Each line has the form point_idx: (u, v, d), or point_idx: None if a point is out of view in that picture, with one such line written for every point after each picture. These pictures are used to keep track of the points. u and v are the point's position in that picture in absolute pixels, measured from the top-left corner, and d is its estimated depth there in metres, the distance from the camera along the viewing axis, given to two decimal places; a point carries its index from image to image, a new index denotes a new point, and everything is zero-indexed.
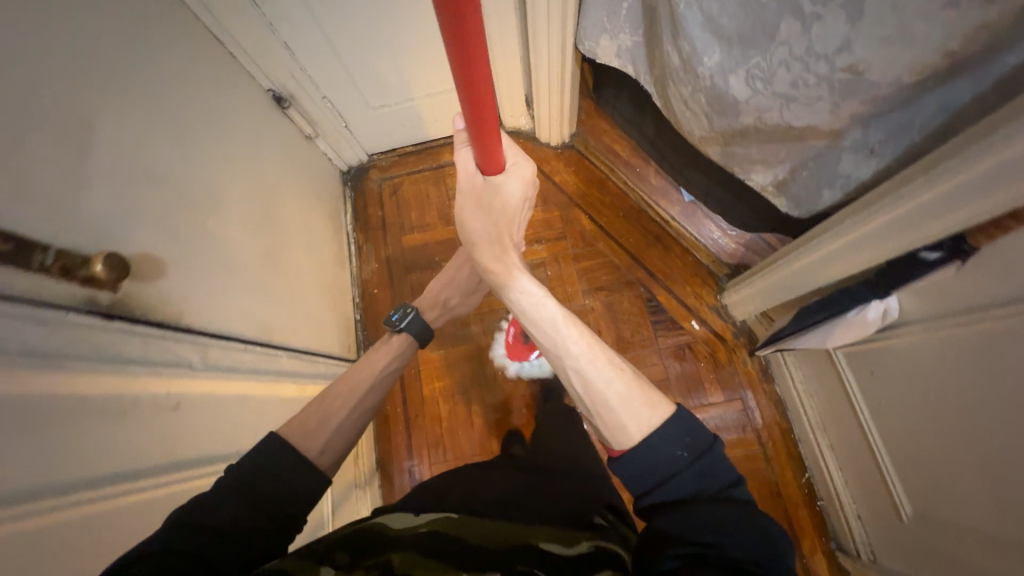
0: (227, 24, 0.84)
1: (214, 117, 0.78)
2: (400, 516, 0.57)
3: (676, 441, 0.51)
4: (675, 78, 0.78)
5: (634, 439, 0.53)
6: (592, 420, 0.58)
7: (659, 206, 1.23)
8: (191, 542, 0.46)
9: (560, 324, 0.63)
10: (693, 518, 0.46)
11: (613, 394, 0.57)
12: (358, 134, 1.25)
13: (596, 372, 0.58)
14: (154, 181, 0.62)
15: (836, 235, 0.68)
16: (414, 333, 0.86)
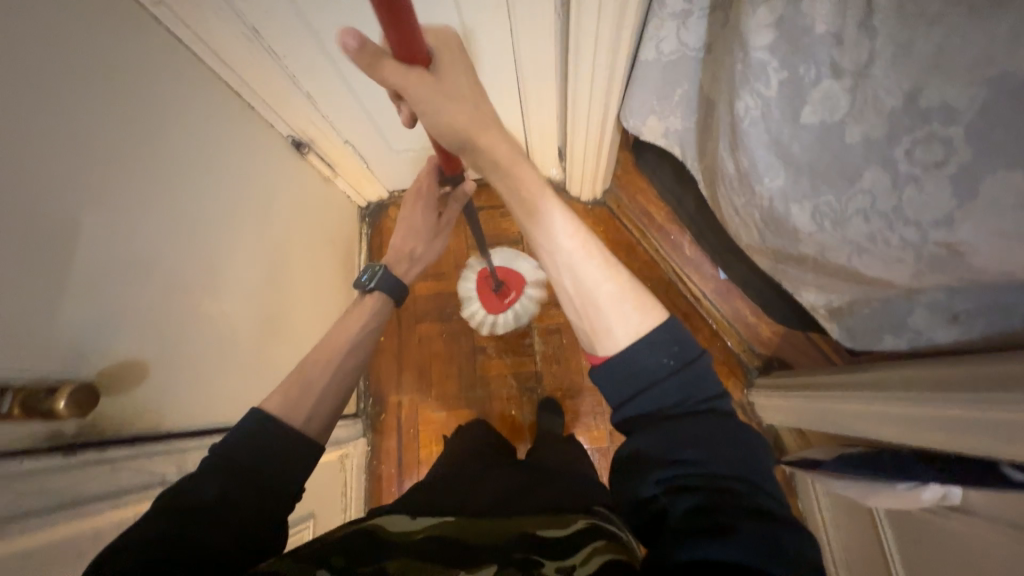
0: (246, 76, 0.78)
1: (222, 180, 0.74)
2: (398, 519, 0.51)
3: (664, 350, 0.46)
4: (727, 183, 0.69)
5: (620, 344, 0.48)
6: (577, 323, 0.53)
7: (691, 280, 1.14)
8: (166, 524, 0.43)
9: (557, 226, 0.54)
10: (679, 432, 0.42)
11: (606, 298, 0.51)
12: (380, 174, 1.19)
13: (589, 272, 0.52)
14: (144, 273, 0.58)
15: (898, 402, 0.59)
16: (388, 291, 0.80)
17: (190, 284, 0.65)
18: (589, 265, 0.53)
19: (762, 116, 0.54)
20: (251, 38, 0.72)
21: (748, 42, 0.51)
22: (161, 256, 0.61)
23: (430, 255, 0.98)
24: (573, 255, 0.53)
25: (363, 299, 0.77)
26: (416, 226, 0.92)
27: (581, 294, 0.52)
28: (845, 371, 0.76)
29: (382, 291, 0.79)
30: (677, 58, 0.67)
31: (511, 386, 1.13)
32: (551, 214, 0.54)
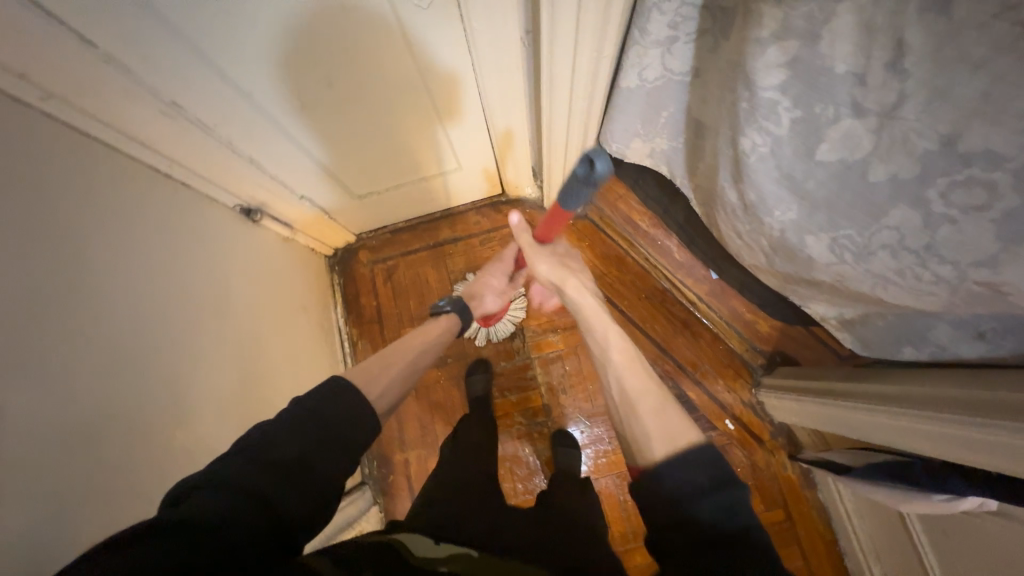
0: (174, 155, 0.67)
1: (167, 283, 0.64)
2: (417, 540, 0.47)
3: (700, 466, 0.44)
4: (728, 210, 0.65)
5: (656, 456, 0.47)
6: (623, 434, 0.55)
7: (684, 285, 1.12)
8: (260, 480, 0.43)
9: (612, 344, 0.66)
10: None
11: (647, 405, 0.55)
12: (342, 220, 1.10)
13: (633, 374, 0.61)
14: (87, 431, 0.49)
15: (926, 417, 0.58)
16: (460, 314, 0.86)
17: (142, 423, 0.56)
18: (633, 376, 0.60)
19: (771, 153, 0.50)
20: (172, 113, 0.62)
21: (754, 79, 0.46)
22: (107, 403, 0.51)
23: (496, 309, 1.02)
24: (620, 364, 0.63)
25: (438, 320, 0.84)
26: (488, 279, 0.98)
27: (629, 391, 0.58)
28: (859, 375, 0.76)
29: (456, 313, 0.86)
30: (662, 83, 0.62)
31: (520, 424, 1.09)
32: (611, 338, 0.66)
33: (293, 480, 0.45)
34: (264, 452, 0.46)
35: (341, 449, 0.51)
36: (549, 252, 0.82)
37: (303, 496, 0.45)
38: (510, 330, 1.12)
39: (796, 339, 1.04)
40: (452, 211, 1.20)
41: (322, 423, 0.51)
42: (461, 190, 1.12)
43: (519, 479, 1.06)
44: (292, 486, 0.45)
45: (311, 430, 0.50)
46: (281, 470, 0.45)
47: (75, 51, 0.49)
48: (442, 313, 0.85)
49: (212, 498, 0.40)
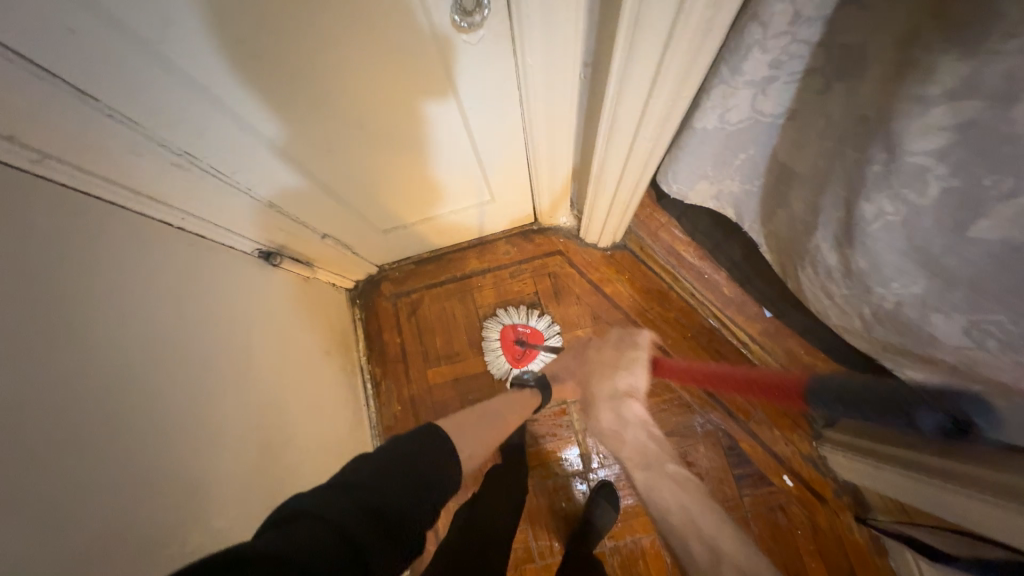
0: (188, 205, 0.61)
1: (181, 356, 0.57)
2: None
3: None
4: (822, 270, 0.55)
5: None
6: None
7: (734, 324, 1.01)
8: (342, 512, 0.44)
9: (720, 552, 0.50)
10: None
11: None
12: (364, 254, 1.03)
13: (710, 524, 0.54)
14: (93, 556, 0.41)
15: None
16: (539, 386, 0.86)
17: (152, 531, 0.48)
18: (720, 526, 0.54)
19: (903, 223, 0.41)
20: (186, 164, 0.57)
21: (899, 140, 0.37)
22: (113, 513, 0.44)
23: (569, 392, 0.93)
24: (689, 505, 0.57)
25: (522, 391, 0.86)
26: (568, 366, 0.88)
27: (709, 559, 0.50)
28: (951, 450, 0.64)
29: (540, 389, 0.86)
30: (747, 124, 0.54)
31: (555, 475, 1.01)
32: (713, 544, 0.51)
33: (373, 521, 0.45)
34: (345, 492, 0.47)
35: (413, 498, 0.50)
36: (612, 392, 0.74)
37: (380, 540, 0.45)
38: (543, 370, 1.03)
39: (859, 382, 0.90)
40: (480, 242, 1.13)
41: (398, 469, 0.52)
42: (493, 220, 1.05)
43: (556, 537, 0.97)
44: (372, 529, 0.45)
45: (392, 477, 0.51)
46: (363, 510, 0.46)
47: (68, 104, 0.43)
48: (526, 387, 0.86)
49: (303, 531, 0.41)
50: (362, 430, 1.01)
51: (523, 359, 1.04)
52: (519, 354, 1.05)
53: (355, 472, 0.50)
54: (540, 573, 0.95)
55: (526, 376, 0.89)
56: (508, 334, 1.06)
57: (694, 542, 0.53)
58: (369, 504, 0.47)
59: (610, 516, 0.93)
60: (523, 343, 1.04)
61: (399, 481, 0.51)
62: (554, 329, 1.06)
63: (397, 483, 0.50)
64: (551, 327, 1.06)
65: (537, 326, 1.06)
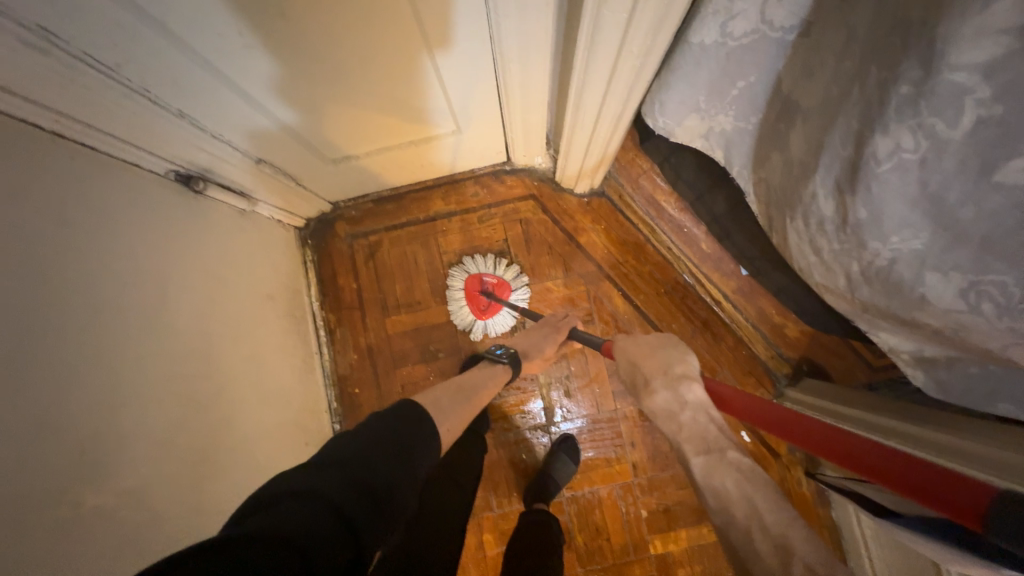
0: (66, 106, 0.48)
1: (56, 298, 0.47)
2: None
3: None
4: (814, 222, 0.50)
5: None
6: None
7: (709, 281, 0.98)
8: (327, 482, 0.41)
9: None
10: None
11: None
12: (314, 188, 0.91)
13: (777, 518, 0.41)
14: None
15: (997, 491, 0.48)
16: (512, 364, 0.78)
17: (26, 498, 0.41)
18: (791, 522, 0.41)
19: (920, 164, 0.35)
20: (46, 46, 0.42)
21: (941, 50, 0.30)
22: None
23: (538, 366, 0.90)
24: (753, 496, 0.43)
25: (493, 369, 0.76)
26: (535, 341, 0.83)
27: (779, 560, 0.39)
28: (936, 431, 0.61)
29: (512, 367, 0.78)
30: (752, 41, 0.45)
31: (517, 428, 0.99)
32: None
33: (367, 496, 0.41)
34: (337, 467, 0.42)
35: (401, 473, 0.46)
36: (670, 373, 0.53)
37: (377, 519, 0.41)
38: (509, 323, 0.97)
39: (830, 348, 0.91)
40: (446, 181, 1.02)
41: (390, 444, 0.47)
42: (462, 156, 0.94)
43: (514, 488, 0.97)
44: (366, 503, 0.41)
45: (382, 452, 0.46)
46: (355, 485, 0.42)
47: None
48: (498, 363, 0.78)
49: (294, 515, 0.36)
50: (314, 380, 0.96)
51: (488, 310, 0.98)
52: (483, 305, 0.98)
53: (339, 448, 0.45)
54: (497, 521, 0.96)
55: (499, 351, 0.78)
56: (473, 284, 0.98)
57: (757, 537, 0.41)
58: (360, 476, 0.42)
59: (568, 469, 0.93)
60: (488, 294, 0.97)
61: (389, 457, 0.46)
62: (522, 280, 0.99)
63: (387, 459, 0.46)
64: (519, 279, 1.00)
65: (505, 278, 0.99)
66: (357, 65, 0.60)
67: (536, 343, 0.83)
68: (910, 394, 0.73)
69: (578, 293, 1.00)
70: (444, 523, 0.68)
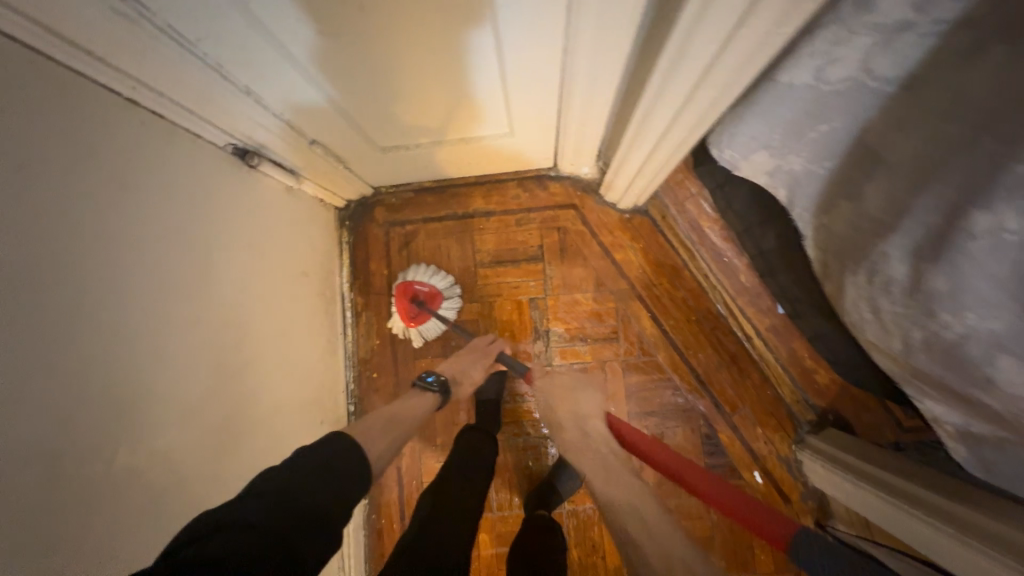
0: (143, 75, 0.49)
1: (112, 262, 0.48)
2: None
3: None
4: (880, 282, 0.47)
5: None
6: None
7: (743, 315, 0.95)
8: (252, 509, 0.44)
9: None
10: None
11: None
12: (360, 172, 0.92)
13: None
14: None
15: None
16: (439, 394, 0.77)
17: (65, 451, 0.43)
18: None
19: (1017, 247, 0.33)
20: (133, 16, 0.43)
21: None
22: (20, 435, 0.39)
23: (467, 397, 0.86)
24: None
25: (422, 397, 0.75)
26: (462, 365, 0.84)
27: None
28: (952, 500, 0.60)
29: (437, 395, 0.77)
30: (847, 88, 0.44)
31: (527, 435, 0.99)
32: None
33: (287, 510, 0.45)
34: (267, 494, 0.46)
35: (330, 496, 0.50)
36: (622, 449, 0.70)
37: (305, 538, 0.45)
38: (438, 331, 0.96)
39: (859, 400, 0.90)
40: (489, 180, 1.02)
41: (318, 470, 0.50)
42: (509, 158, 0.93)
43: (516, 493, 0.97)
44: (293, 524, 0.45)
45: (310, 478, 0.49)
46: (276, 502, 0.46)
47: None
48: (428, 391, 0.76)
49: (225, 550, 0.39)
50: (337, 361, 0.97)
51: (416, 318, 0.95)
52: (413, 312, 0.95)
53: (277, 471, 0.49)
54: (495, 523, 0.97)
55: (430, 380, 0.77)
56: (406, 290, 0.95)
57: None
58: (287, 499, 0.46)
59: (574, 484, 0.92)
60: (419, 303, 0.95)
61: (313, 483, 0.49)
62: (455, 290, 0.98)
63: (309, 485, 0.49)
64: (452, 289, 0.98)
65: (439, 287, 0.97)
66: (423, 60, 0.59)
67: (466, 369, 0.84)
68: (951, 468, 0.69)
69: (606, 308, 0.99)
70: (454, 521, 0.68)
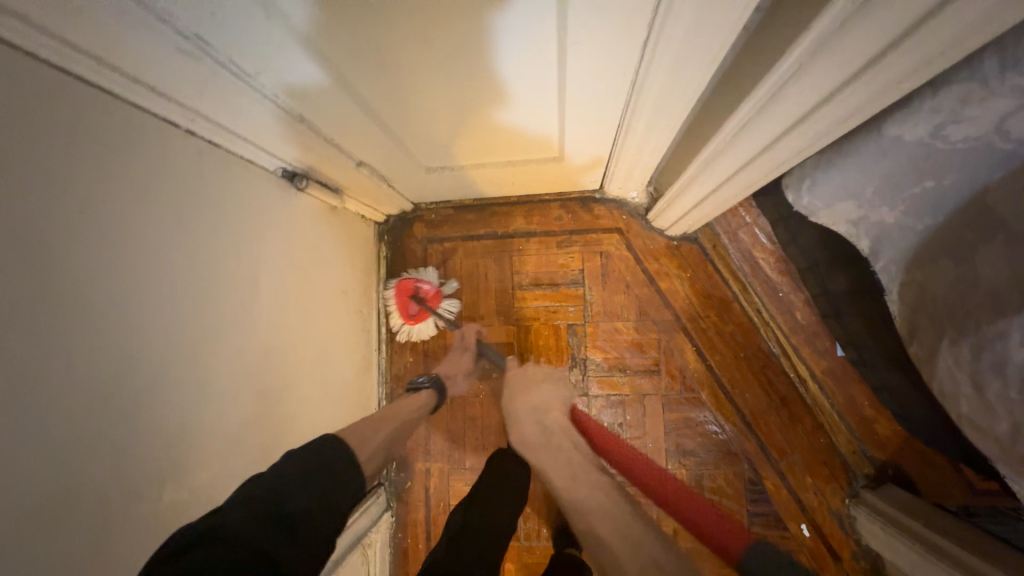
0: (202, 108, 0.49)
1: (166, 298, 0.48)
2: None
3: None
4: (989, 361, 0.42)
5: None
6: None
7: (798, 356, 0.89)
8: (251, 515, 0.44)
9: None
10: None
11: None
12: (403, 190, 0.91)
13: None
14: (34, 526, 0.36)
15: None
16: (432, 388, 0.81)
17: (114, 490, 0.43)
18: None
19: None
20: (197, 53, 0.42)
21: None
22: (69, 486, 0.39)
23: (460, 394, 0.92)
24: None
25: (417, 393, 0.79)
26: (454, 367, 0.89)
27: None
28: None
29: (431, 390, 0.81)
30: (970, 148, 0.41)
31: None
32: None
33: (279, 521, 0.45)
34: (252, 499, 0.45)
35: (324, 506, 0.49)
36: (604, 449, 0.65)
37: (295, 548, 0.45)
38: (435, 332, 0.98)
39: (925, 456, 0.82)
40: (531, 199, 0.99)
41: (303, 473, 0.50)
42: (556, 181, 0.90)
43: (545, 524, 0.95)
44: (284, 530, 0.45)
45: (296, 481, 0.49)
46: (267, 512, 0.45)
47: None
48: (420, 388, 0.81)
49: (219, 554, 0.39)
50: (370, 378, 0.97)
51: (416, 317, 0.96)
52: (413, 310, 0.96)
53: (265, 479, 0.49)
54: (522, 553, 0.95)
55: (422, 378, 0.82)
56: (406, 289, 0.96)
57: None
58: (276, 507, 0.46)
59: None
60: (419, 301, 0.95)
61: (305, 487, 0.49)
62: (453, 286, 0.99)
63: (302, 489, 0.49)
64: (449, 286, 0.99)
65: (440, 286, 0.98)
66: (477, 88, 0.56)
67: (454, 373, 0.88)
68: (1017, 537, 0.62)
69: (648, 339, 0.95)
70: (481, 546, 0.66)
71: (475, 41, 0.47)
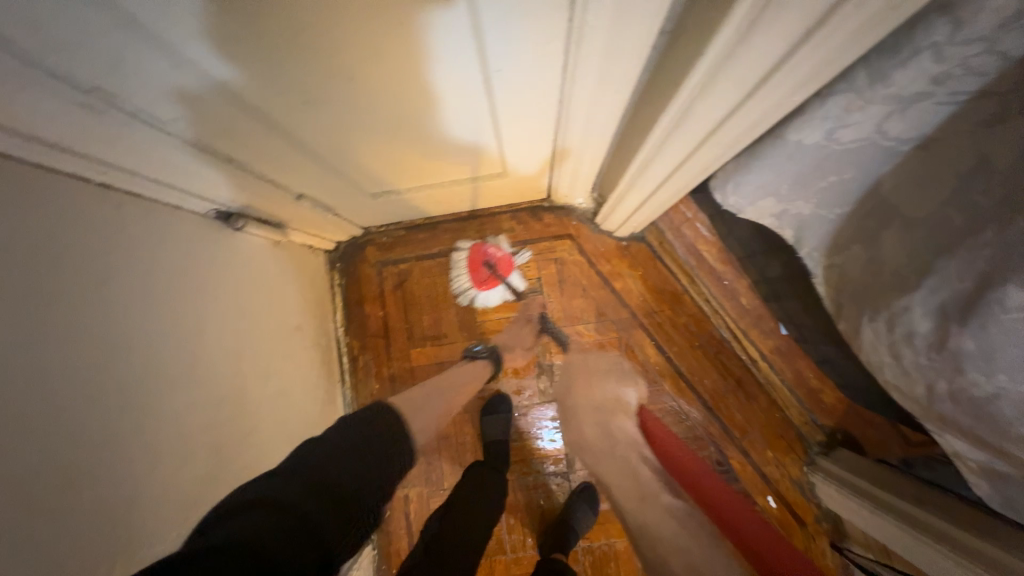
0: (119, 157, 0.46)
1: (106, 361, 0.45)
2: None
3: None
4: (900, 332, 0.46)
5: None
6: None
7: (748, 339, 0.94)
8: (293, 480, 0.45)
9: None
10: None
11: None
12: (351, 217, 0.89)
13: None
14: None
15: None
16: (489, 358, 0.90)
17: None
18: None
19: None
20: (100, 106, 0.40)
21: None
22: None
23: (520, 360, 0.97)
24: None
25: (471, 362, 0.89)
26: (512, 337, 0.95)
27: None
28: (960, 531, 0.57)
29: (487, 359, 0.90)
30: (859, 147, 0.46)
31: (536, 472, 0.97)
32: None
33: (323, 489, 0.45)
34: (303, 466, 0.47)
35: (366, 478, 0.50)
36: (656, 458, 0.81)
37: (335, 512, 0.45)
38: (500, 300, 0.98)
39: (865, 418, 0.90)
40: (482, 213, 1.00)
41: (353, 443, 0.52)
42: (506, 194, 0.91)
43: (529, 533, 0.95)
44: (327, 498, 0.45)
45: (344, 451, 0.50)
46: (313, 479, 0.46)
47: None
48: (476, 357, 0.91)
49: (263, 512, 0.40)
50: (335, 411, 0.94)
51: (485, 283, 0.97)
52: (483, 276, 0.97)
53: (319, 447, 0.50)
54: (509, 565, 0.94)
55: (478, 348, 0.92)
56: (478, 253, 0.97)
57: None
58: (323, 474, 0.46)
59: (589, 520, 0.91)
60: (491, 267, 0.96)
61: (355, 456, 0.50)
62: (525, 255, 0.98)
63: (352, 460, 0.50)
64: (522, 256, 0.98)
65: (512, 254, 0.98)
66: (413, 114, 0.57)
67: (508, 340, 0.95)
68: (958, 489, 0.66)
69: (609, 338, 0.98)
70: (460, 558, 0.66)
71: (407, 72, 0.48)
